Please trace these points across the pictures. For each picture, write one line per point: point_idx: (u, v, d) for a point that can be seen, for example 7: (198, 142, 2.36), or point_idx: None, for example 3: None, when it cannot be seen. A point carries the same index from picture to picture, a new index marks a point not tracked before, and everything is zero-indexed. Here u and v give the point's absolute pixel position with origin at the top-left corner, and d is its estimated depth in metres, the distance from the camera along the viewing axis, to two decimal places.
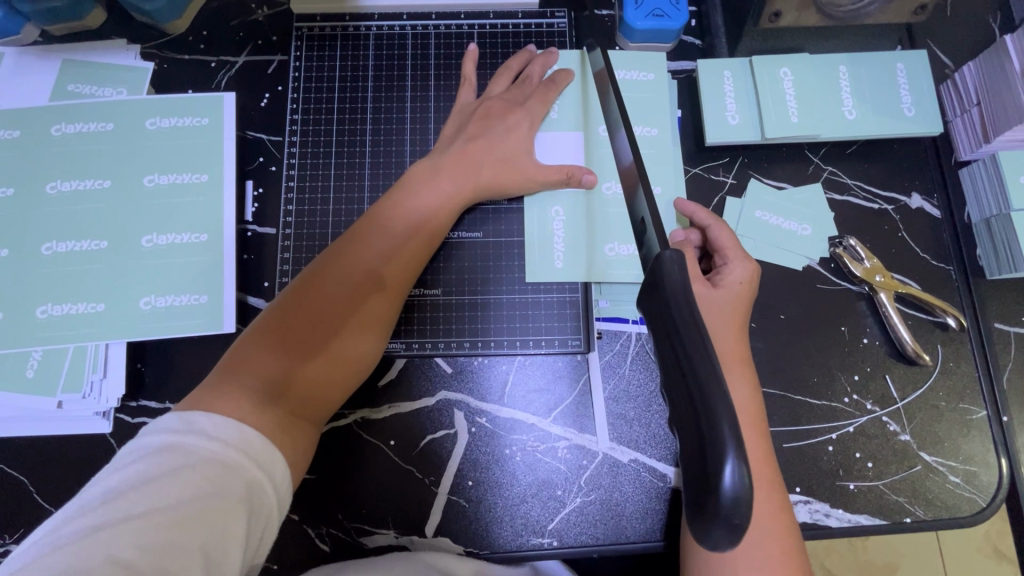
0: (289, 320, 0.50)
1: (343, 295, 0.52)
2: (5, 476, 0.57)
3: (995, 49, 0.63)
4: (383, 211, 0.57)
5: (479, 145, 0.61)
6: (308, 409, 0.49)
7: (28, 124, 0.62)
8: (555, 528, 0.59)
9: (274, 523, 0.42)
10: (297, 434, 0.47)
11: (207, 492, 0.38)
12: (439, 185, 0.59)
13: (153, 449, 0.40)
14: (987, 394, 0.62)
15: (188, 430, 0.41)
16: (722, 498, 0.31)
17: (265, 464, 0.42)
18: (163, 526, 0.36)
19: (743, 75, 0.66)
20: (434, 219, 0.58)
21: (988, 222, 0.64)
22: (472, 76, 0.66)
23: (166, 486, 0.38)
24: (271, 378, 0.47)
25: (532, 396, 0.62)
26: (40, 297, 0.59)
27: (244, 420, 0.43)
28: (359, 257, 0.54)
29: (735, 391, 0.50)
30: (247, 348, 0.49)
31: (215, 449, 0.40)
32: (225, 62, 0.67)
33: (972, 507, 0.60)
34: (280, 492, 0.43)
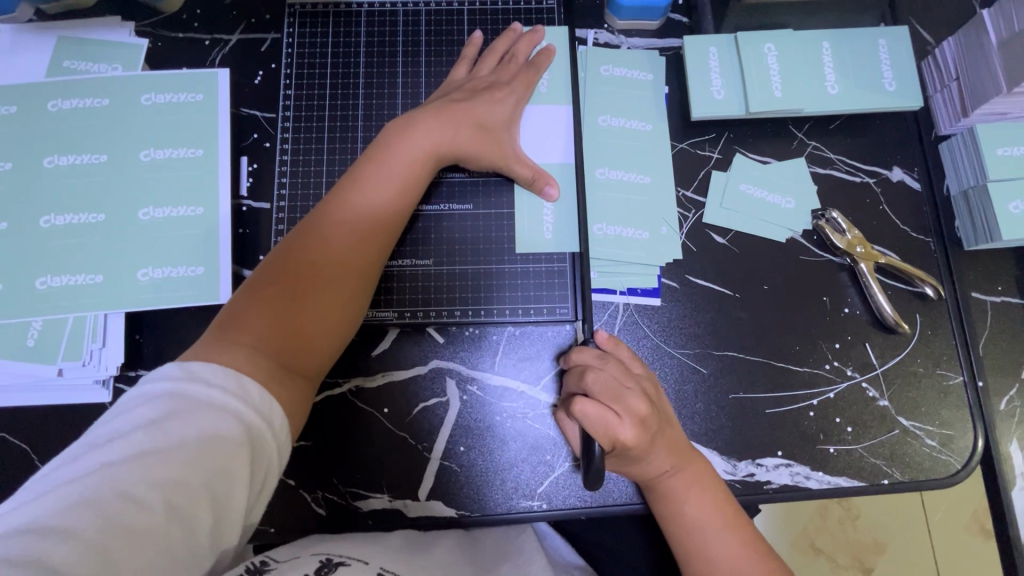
0: (279, 281, 0.52)
1: (326, 251, 0.54)
2: (8, 443, 0.58)
3: (974, 23, 0.65)
4: (367, 173, 0.58)
5: (461, 112, 0.62)
6: (303, 364, 0.51)
7: (25, 99, 0.63)
8: (544, 491, 0.61)
9: (274, 469, 0.44)
10: (293, 386, 0.49)
11: (209, 435, 0.40)
12: (424, 150, 0.60)
13: (156, 394, 0.41)
14: (963, 360, 0.64)
15: (189, 378, 0.42)
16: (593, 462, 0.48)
17: (265, 411, 0.44)
18: (170, 465, 0.39)
19: (728, 51, 0.67)
20: (414, 175, 0.59)
21: (966, 194, 0.66)
22: (465, 53, 0.67)
23: (171, 428, 0.40)
24: (265, 335, 0.49)
25: (522, 364, 0.63)
26: (39, 269, 0.60)
27: (242, 372, 0.45)
28: (344, 220, 0.55)
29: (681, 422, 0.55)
30: (239, 308, 0.51)
31: (214, 396, 0.42)
32: (219, 40, 0.68)
33: (947, 470, 0.62)
34: (280, 440, 0.45)
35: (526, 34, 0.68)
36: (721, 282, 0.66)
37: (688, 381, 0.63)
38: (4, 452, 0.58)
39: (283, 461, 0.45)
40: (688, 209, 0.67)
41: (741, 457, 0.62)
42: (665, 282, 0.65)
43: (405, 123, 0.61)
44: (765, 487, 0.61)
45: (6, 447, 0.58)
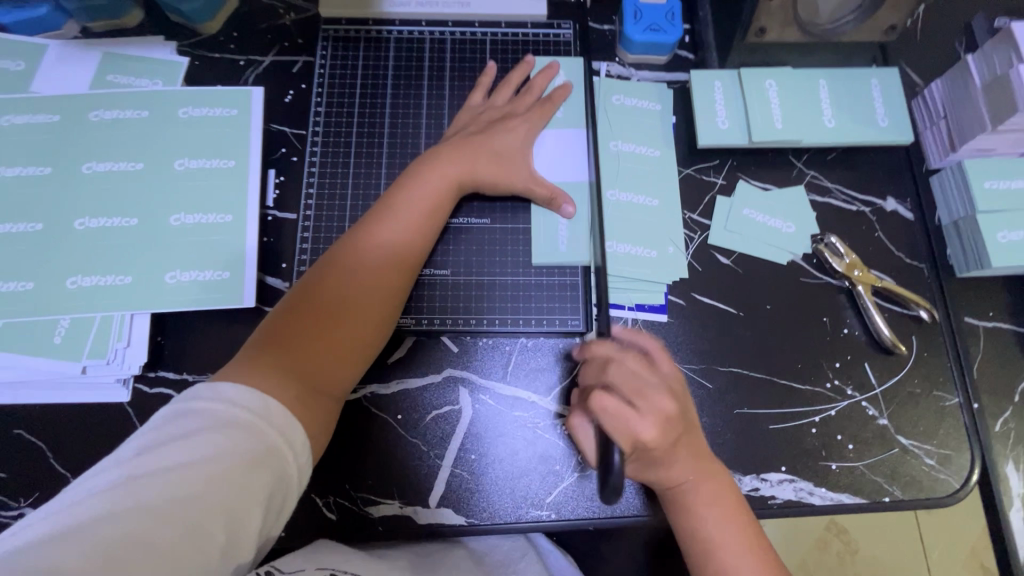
0: (306, 308, 0.54)
1: (352, 278, 0.57)
2: (28, 439, 0.60)
3: (959, 68, 0.69)
4: (393, 205, 0.61)
5: (482, 148, 0.66)
6: (328, 389, 0.52)
7: (68, 109, 0.66)
8: (553, 501, 0.62)
9: (291, 494, 0.45)
10: (318, 410, 0.51)
11: (232, 453, 0.42)
12: (447, 180, 0.63)
13: (187, 411, 0.44)
14: (959, 382, 0.66)
15: (217, 399, 0.44)
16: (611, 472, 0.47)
17: (286, 432, 0.45)
18: (193, 480, 0.40)
19: (732, 85, 0.72)
20: (436, 205, 0.62)
21: (956, 224, 0.70)
22: (485, 82, 0.71)
23: (198, 444, 0.41)
24: (291, 362, 0.51)
25: (534, 375, 0.65)
26: (71, 268, 0.62)
27: (269, 394, 0.47)
28: (372, 248, 0.58)
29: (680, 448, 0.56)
30: (267, 337, 0.52)
31: (240, 416, 0.44)
32: (253, 61, 0.73)
33: (946, 488, 0.63)
34: (300, 463, 0.46)
35: (540, 69, 0.72)
36: (725, 301, 0.68)
37: (694, 395, 0.65)
38: (25, 448, 0.59)
39: (300, 486, 0.46)
40: (693, 231, 0.70)
41: (746, 472, 0.63)
42: (672, 299, 0.68)
43: (429, 157, 0.65)
44: (769, 502, 0.62)
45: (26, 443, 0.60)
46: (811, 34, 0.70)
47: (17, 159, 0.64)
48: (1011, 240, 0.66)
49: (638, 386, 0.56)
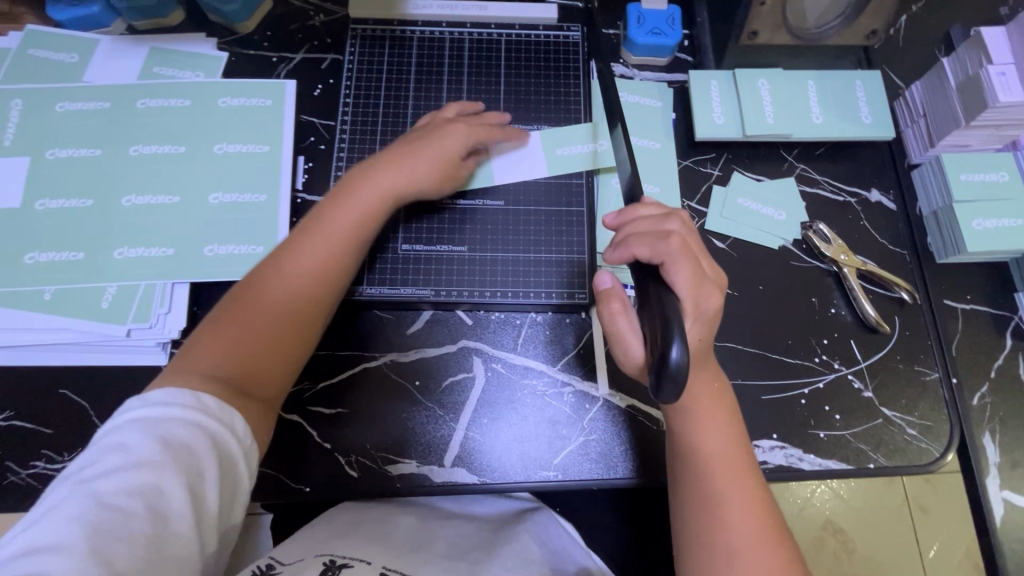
0: (239, 317, 0.58)
1: (282, 287, 0.60)
2: (74, 397, 0.65)
3: (935, 70, 0.76)
4: (328, 215, 0.64)
5: (423, 156, 0.67)
6: (263, 389, 0.57)
7: (118, 97, 0.72)
8: (559, 462, 0.66)
9: (240, 476, 0.50)
10: (256, 406, 0.55)
11: (177, 448, 0.46)
12: (379, 189, 0.65)
13: (126, 421, 0.47)
14: (940, 359, 0.71)
15: (158, 403, 0.48)
16: (670, 363, 0.45)
17: (226, 424, 0.50)
18: (143, 478, 0.44)
19: (727, 85, 0.78)
20: (367, 213, 0.65)
21: (936, 213, 0.75)
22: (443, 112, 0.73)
23: (142, 448, 0.45)
24: (226, 366, 0.55)
25: (543, 346, 0.70)
26: (118, 240, 0.67)
27: (201, 393, 0.51)
28: (298, 258, 0.61)
29: (706, 420, 0.56)
30: (201, 343, 0.56)
31: (181, 415, 0.48)
32: (286, 57, 0.79)
33: (927, 456, 0.68)
34: (244, 447, 0.51)
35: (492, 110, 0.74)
36: None
37: None
38: (72, 404, 0.64)
39: (251, 466, 0.52)
40: (692, 217, 0.76)
41: None
42: None
43: (366, 168, 0.67)
44: (762, 466, 0.67)
45: (72, 399, 0.64)
46: (799, 38, 0.76)
47: (69, 142, 0.70)
48: (986, 227, 0.71)
49: (692, 268, 0.53)
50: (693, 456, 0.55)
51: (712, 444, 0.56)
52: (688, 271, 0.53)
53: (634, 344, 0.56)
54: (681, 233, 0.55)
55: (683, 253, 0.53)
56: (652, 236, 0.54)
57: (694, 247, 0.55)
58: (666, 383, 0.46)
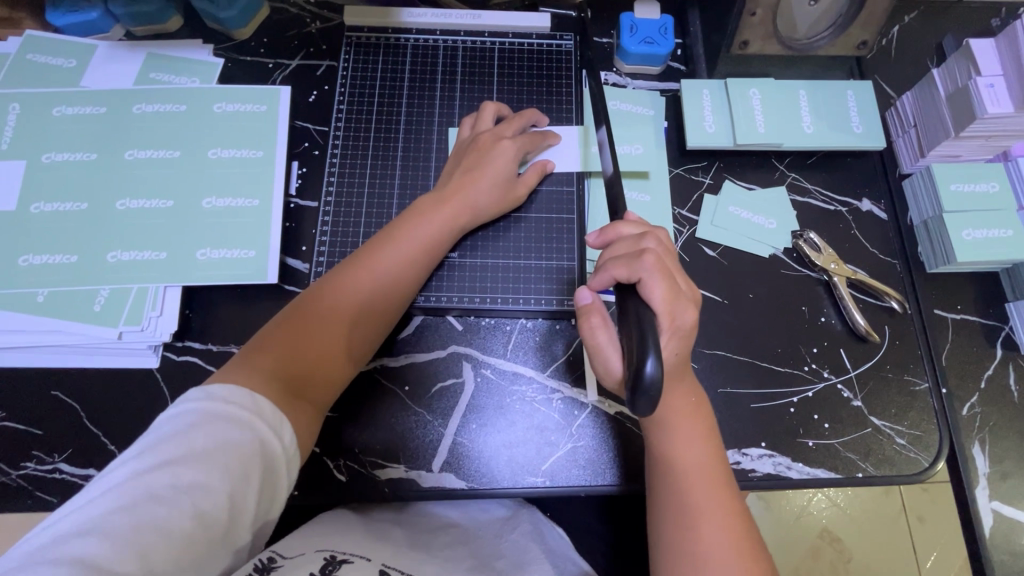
0: (304, 323, 0.60)
1: (348, 301, 0.62)
2: (66, 398, 0.65)
3: (927, 80, 0.76)
4: (397, 236, 0.66)
5: (478, 176, 0.69)
6: (311, 394, 0.58)
7: (114, 102, 0.73)
8: (547, 469, 0.66)
9: (280, 480, 0.51)
10: (304, 412, 0.56)
11: (226, 444, 0.47)
12: (445, 216, 0.67)
13: (181, 414, 0.48)
14: (929, 369, 0.71)
15: (212, 400, 0.49)
16: (644, 378, 0.45)
17: (275, 427, 0.51)
18: (190, 473, 0.45)
19: (719, 94, 0.79)
20: (434, 242, 0.67)
21: (926, 223, 0.75)
22: (486, 117, 0.74)
23: (193, 441, 0.46)
24: (285, 368, 0.57)
25: (532, 352, 0.71)
26: (111, 244, 0.68)
27: (257, 393, 0.52)
28: (369, 274, 0.63)
29: (686, 429, 0.57)
30: (267, 345, 0.58)
31: (234, 412, 0.49)
32: (281, 64, 0.80)
33: (916, 466, 0.68)
34: (287, 453, 0.52)
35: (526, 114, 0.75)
36: (711, 289, 0.74)
37: None
38: (63, 406, 0.65)
39: (290, 472, 0.52)
40: (682, 225, 0.76)
41: (729, 446, 0.68)
42: None
43: (438, 195, 0.69)
44: (750, 475, 0.67)
45: (63, 401, 0.65)
46: (790, 48, 0.77)
47: (65, 146, 0.71)
48: (976, 237, 0.71)
49: (669, 285, 0.53)
50: (668, 467, 0.56)
51: (688, 456, 0.56)
52: (665, 288, 0.52)
53: (613, 359, 0.56)
54: (654, 250, 0.54)
55: (658, 269, 0.53)
56: (628, 257, 0.54)
57: (669, 262, 0.55)
58: (642, 400, 0.46)
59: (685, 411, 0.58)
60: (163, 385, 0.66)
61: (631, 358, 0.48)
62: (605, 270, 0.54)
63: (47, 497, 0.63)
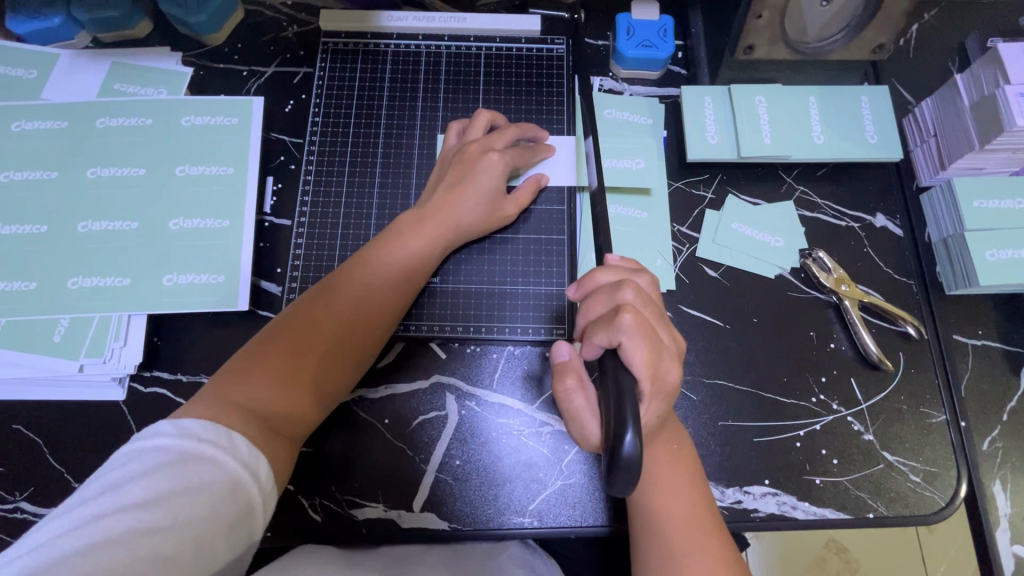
0: (282, 349, 0.54)
1: (331, 324, 0.57)
2: (25, 433, 0.62)
3: (948, 87, 0.70)
4: (380, 254, 0.61)
5: (466, 190, 0.64)
6: (290, 427, 0.53)
7: (77, 116, 0.69)
8: (536, 508, 0.62)
9: (255, 522, 0.46)
10: (281, 448, 0.52)
11: (196, 485, 0.42)
12: (433, 233, 0.63)
13: (149, 450, 0.43)
14: (947, 400, 0.66)
15: (182, 434, 0.44)
16: (621, 456, 0.42)
17: (251, 464, 0.47)
18: (156, 517, 0.40)
19: (722, 101, 0.73)
20: (420, 262, 0.63)
21: (946, 241, 0.70)
22: (478, 125, 0.68)
23: (160, 480, 0.42)
24: (261, 401, 0.52)
25: (520, 382, 0.66)
26: (72, 270, 0.64)
27: (234, 430, 0.47)
28: (353, 296, 0.59)
29: (665, 481, 0.54)
30: (241, 373, 0.53)
31: (205, 448, 0.45)
32: (256, 72, 0.75)
33: (932, 506, 0.63)
34: (265, 492, 0.48)
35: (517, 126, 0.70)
36: (712, 313, 0.69)
37: (679, 407, 0.65)
38: (22, 443, 0.61)
39: (266, 516, 0.47)
40: (682, 244, 0.71)
41: (730, 484, 0.63)
42: None
43: (422, 210, 0.64)
44: (752, 515, 0.62)
45: (22, 437, 0.61)
46: (800, 52, 0.71)
47: (25, 163, 0.67)
48: (1000, 259, 0.66)
49: (650, 343, 0.49)
50: (646, 521, 0.53)
51: (671, 510, 0.53)
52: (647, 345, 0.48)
53: (589, 425, 0.53)
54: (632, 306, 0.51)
55: (640, 328, 0.49)
56: (607, 315, 0.51)
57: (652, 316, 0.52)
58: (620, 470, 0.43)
59: (665, 462, 0.55)
60: (128, 418, 0.62)
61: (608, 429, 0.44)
62: (589, 332, 0.51)
63: (6, 538, 0.59)
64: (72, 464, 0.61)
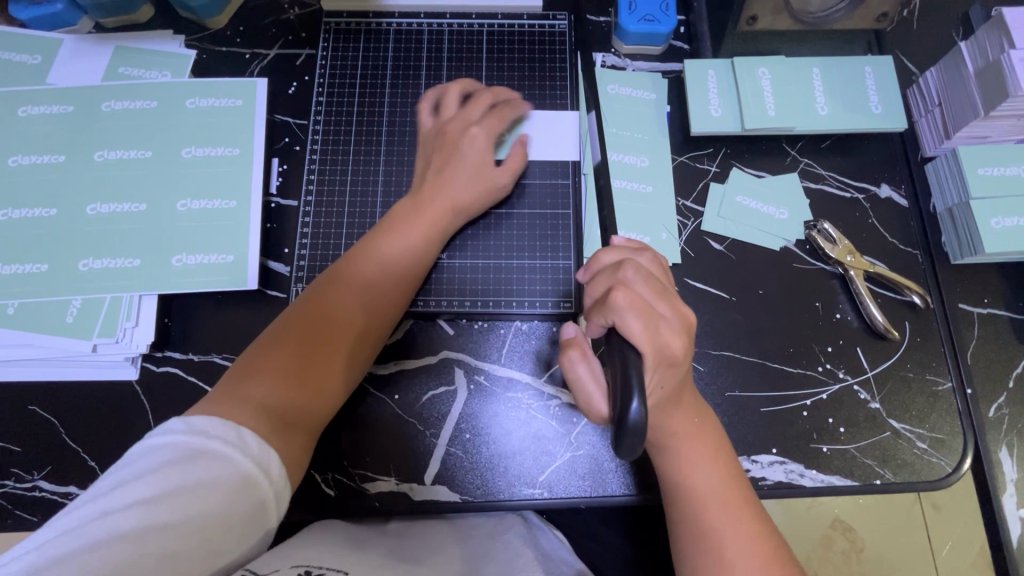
0: (287, 344, 0.54)
1: (335, 317, 0.57)
2: (41, 413, 0.62)
3: (953, 55, 0.70)
4: (378, 244, 0.61)
5: (456, 170, 0.65)
6: (303, 419, 0.53)
7: (82, 101, 0.69)
8: (545, 480, 0.63)
9: (269, 517, 0.46)
10: (297, 439, 0.52)
11: (204, 483, 0.42)
12: (430, 219, 0.63)
13: (160, 446, 0.44)
14: (953, 367, 0.67)
15: (192, 430, 0.45)
16: (628, 421, 0.42)
17: (262, 459, 0.46)
18: (165, 514, 0.41)
19: (725, 74, 0.73)
20: (422, 248, 0.62)
21: (951, 210, 0.70)
22: (450, 103, 0.69)
23: (168, 478, 0.42)
24: (272, 396, 0.51)
25: (529, 356, 0.67)
26: (83, 252, 0.65)
27: (243, 425, 0.47)
28: (354, 286, 0.59)
29: (693, 455, 0.55)
30: (248, 371, 0.53)
31: (214, 445, 0.44)
32: (259, 54, 0.75)
33: (939, 472, 0.64)
34: (279, 487, 0.47)
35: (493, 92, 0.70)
36: (717, 286, 0.69)
37: None
38: (39, 422, 0.62)
39: (282, 509, 0.47)
40: (687, 217, 0.71)
41: (738, 453, 0.64)
42: None
43: (416, 197, 0.64)
44: (760, 483, 0.63)
45: (39, 417, 0.62)
46: (803, 22, 0.71)
47: (33, 148, 0.67)
48: (1005, 226, 0.66)
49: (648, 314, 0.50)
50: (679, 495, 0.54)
51: (701, 484, 0.54)
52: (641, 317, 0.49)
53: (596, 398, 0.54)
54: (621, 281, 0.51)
55: (631, 305, 0.49)
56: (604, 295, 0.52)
57: (655, 289, 0.51)
58: (629, 439, 0.43)
59: (690, 434, 0.55)
60: (142, 397, 0.63)
61: (616, 399, 0.45)
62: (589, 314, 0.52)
63: (26, 516, 0.60)
64: (87, 443, 0.62)
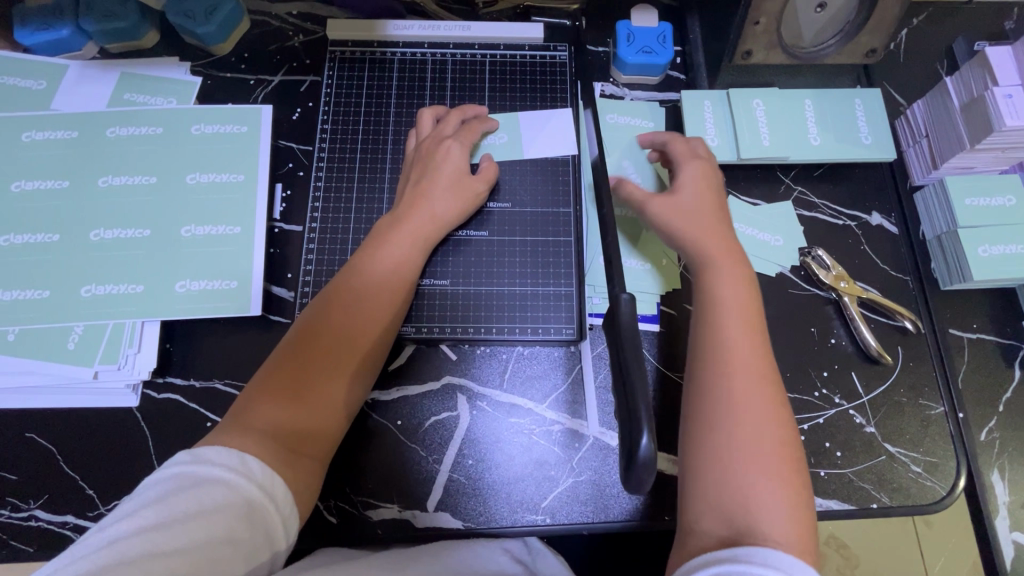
0: (287, 372, 0.55)
1: (331, 339, 0.57)
2: (38, 442, 0.62)
3: (939, 89, 0.72)
4: (364, 263, 0.62)
5: (432, 182, 0.66)
6: (308, 444, 0.53)
7: (88, 126, 0.70)
8: (548, 506, 0.63)
9: (274, 542, 0.46)
10: (304, 466, 0.52)
11: (210, 507, 0.43)
12: (411, 232, 0.64)
13: (166, 477, 0.44)
14: (944, 392, 0.68)
15: (195, 460, 0.46)
16: (637, 456, 0.43)
17: (267, 486, 0.47)
18: (173, 537, 0.41)
19: (721, 105, 0.75)
20: (406, 262, 0.63)
21: (939, 238, 0.72)
22: (426, 121, 0.71)
23: (175, 503, 0.42)
24: (275, 425, 0.52)
25: (531, 382, 0.68)
26: (85, 278, 0.65)
27: (246, 451, 0.48)
28: (347, 307, 0.59)
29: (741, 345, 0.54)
30: (250, 405, 0.53)
31: (220, 472, 0.45)
32: (263, 80, 0.76)
33: (933, 495, 0.65)
34: (282, 513, 0.48)
35: (468, 113, 0.73)
36: None
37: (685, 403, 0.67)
38: (36, 451, 0.62)
39: (287, 537, 0.48)
40: None
41: None
42: (664, 309, 0.70)
43: (396, 213, 0.65)
44: None
45: (36, 446, 0.62)
46: (796, 56, 0.73)
47: (37, 173, 0.67)
48: (992, 254, 0.68)
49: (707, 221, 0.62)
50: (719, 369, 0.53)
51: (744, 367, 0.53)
52: (692, 217, 0.62)
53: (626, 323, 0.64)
54: (692, 182, 0.64)
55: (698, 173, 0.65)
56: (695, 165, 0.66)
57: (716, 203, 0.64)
58: (638, 473, 0.43)
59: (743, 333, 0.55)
60: (142, 425, 0.62)
61: (625, 427, 0.45)
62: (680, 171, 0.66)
63: (20, 547, 0.59)
64: (85, 473, 0.61)
